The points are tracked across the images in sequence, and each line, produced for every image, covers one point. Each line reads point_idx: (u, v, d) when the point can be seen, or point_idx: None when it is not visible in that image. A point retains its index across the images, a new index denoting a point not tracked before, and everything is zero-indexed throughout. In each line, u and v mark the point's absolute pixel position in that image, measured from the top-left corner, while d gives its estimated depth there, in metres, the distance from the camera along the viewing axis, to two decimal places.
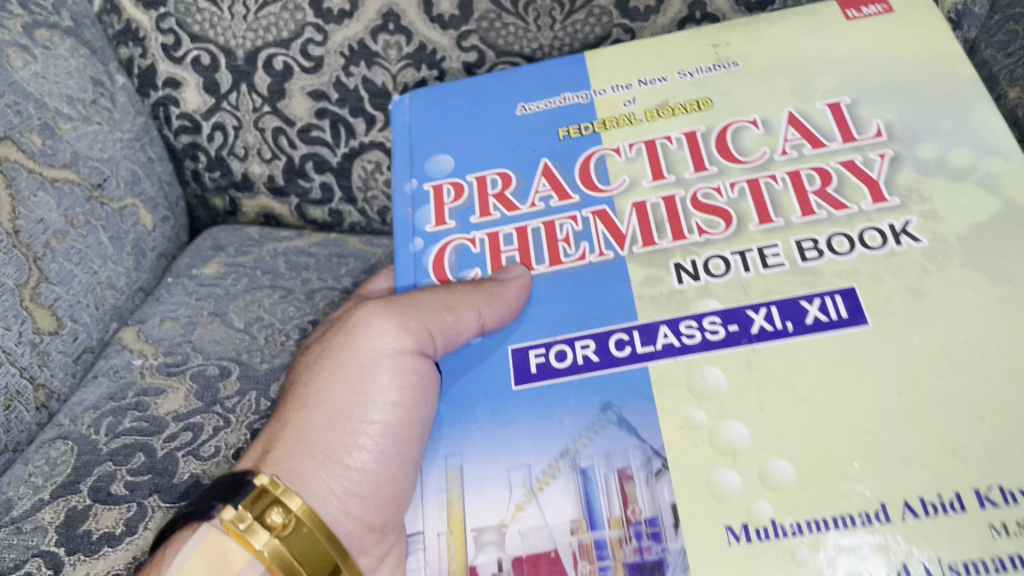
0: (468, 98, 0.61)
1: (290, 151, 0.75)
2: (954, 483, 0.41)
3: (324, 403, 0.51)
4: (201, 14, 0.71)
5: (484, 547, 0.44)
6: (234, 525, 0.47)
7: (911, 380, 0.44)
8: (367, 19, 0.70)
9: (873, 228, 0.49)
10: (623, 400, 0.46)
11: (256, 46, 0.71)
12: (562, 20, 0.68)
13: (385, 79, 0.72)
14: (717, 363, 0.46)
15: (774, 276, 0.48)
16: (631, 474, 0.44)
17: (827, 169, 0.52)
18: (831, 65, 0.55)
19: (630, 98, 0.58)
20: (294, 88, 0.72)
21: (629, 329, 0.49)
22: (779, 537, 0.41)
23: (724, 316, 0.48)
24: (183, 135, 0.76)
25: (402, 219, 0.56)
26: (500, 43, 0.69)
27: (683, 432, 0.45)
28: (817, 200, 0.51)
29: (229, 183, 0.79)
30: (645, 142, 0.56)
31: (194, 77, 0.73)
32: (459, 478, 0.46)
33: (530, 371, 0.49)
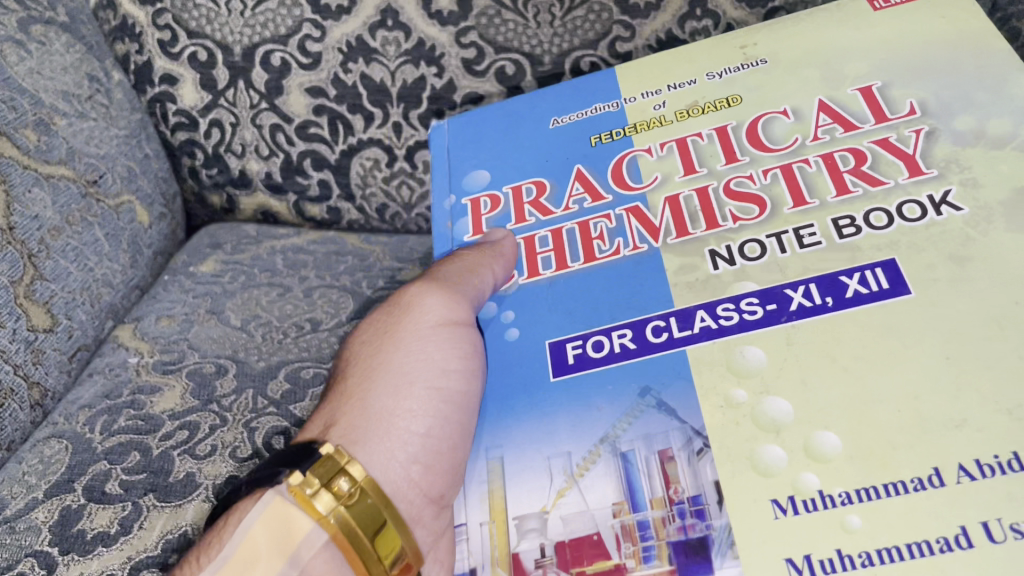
0: (504, 114, 0.62)
1: (288, 148, 0.75)
2: (1011, 444, 0.38)
3: (386, 373, 0.49)
4: (197, 10, 0.70)
5: (526, 534, 0.42)
6: (300, 490, 0.43)
7: (956, 347, 0.42)
8: (365, 15, 0.69)
9: (912, 201, 0.48)
10: (662, 382, 0.45)
11: (254, 43, 0.71)
12: (562, 17, 0.68)
13: (384, 75, 0.71)
14: (757, 342, 0.45)
15: (811, 254, 0.48)
16: (672, 454, 0.42)
17: (862, 149, 0.51)
18: (860, 53, 0.55)
19: (660, 102, 0.58)
20: (292, 84, 0.72)
21: (665, 316, 0.48)
22: (827, 507, 0.38)
23: (761, 296, 0.47)
24: (180, 132, 0.76)
25: (441, 232, 0.57)
26: (500, 40, 0.69)
27: (723, 410, 0.43)
28: (852, 179, 0.50)
29: (226, 180, 0.78)
30: (676, 140, 0.56)
31: (191, 73, 0.73)
32: (501, 470, 0.45)
33: (567, 362, 0.48)
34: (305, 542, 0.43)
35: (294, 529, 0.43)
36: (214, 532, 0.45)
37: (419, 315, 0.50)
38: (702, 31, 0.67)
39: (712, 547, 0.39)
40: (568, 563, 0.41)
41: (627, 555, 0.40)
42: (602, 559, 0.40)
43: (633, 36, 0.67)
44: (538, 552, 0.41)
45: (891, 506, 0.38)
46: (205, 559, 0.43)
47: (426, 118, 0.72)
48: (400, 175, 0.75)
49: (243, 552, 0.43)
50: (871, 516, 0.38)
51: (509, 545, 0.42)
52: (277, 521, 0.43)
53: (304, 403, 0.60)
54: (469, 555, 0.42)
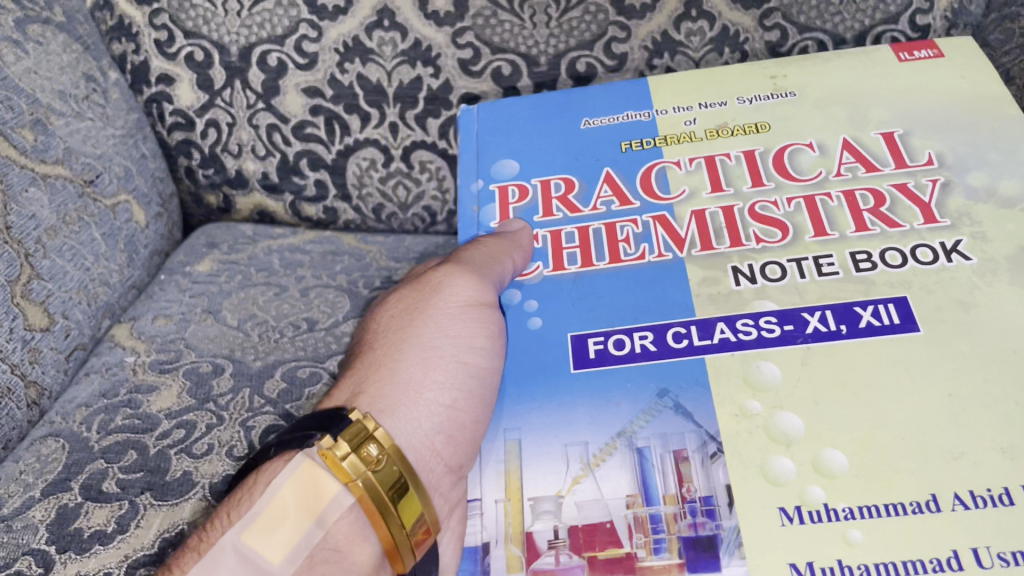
0: (535, 111, 0.63)
1: (284, 148, 0.75)
2: (1004, 480, 0.41)
3: (414, 348, 0.51)
4: (194, 10, 0.71)
5: (540, 515, 0.44)
6: (331, 453, 0.46)
7: (959, 386, 0.45)
8: (361, 15, 0.70)
9: (925, 245, 0.51)
10: (679, 385, 0.47)
11: (250, 43, 0.71)
12: (558, 18, 0.68)
13: (380, 75, 0.71)
14: (774, 359, 0.47)
15: (830, 283, 0.50)
16: (686, 455, 0.45)
17: (881, 190, 0.54)
18: (885, 100, 0.59)
19: (691, 118, 0.60)
20: (288, 85, 0.72)
21: (686, 323, 0.50)
22: (832, 520, 0.41)
23: (780, 316, 0.49)
24: (177, 131, 0.76)
25: (467, 215, 0.59)
26: (496, 41, 0.69)
27: (738, 419, 0.45)
28: (871, 218, 0.53)
29: (222, 180, 0.78)
30: (705, 158, 0.58)
31: (187, 73, 0.73)
32: (518, 451, 0.47)
33: (588, 357, 0.50)
34: (333, 503, 0.45)
35: (321, 488, 0.46)
36: (245, 489, 0.47)
37: (449, 295, 0.53)
38: (697, 32, 0.68)
39: (721, 546, 0.41)
40: (580, 546, 0.43)
41: (638, 544, 0.42)
42: (614, 547, 0.42)
43: (629, 37, 0.68)
44: (551, 533, 0.43)
45: (890, 525, 0.41)
46: (236, 515, 0.46)
47: (422, 118, 0.73)
48: (396, 175, 0.75)
49: (274, 509, 0.45)
50: (871, 533, 0.41)
51: (524, 523, 0.44)
52: (307, 482, 0.46)
53: (301, 402, 0.60)
54: (481, 530, 0.44)
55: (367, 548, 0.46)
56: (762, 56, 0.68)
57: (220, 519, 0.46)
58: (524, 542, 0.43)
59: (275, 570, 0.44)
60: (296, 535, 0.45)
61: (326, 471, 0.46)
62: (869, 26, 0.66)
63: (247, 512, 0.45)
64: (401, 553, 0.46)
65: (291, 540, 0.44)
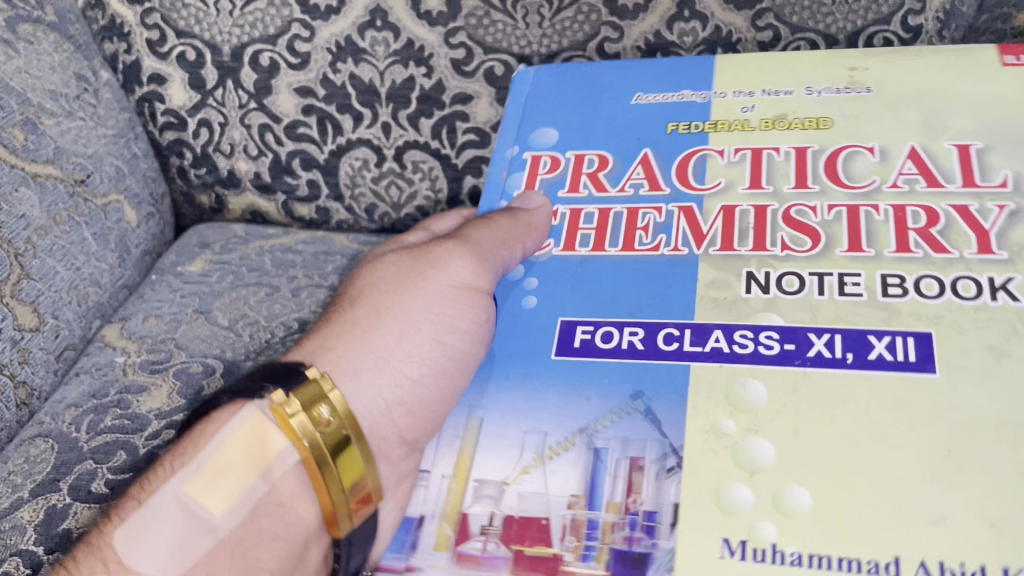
0: (592, 82, 0.62)
1: (276, 148, 0.75)
2: (983, 555, 0.37)
3: (394, 315, 0.52)
4: (186, 10, 0.70)
5: (480, 499, 0.43)
6: (280, 409, 0.46)
7: (961, 443, 0.40)
8: (354, 15, 0.69)
9: (969, 278, 0.46)
10: (655, 387, 0.44)
11: (243, 42, 0.71)
12: (550, 18, 0.68)
13: (373, 75, 0.71)
14: (762, 379, 0.44)
15: (848, 304, 0.46)
16: (642, 464, 0.42)
17: (936, 209, 0.50)
18: (968, 109, 0.54)
19: (749, 105, 0.57)
20: (281, 84, 0.72)
21: (681, 325, 0.47)
22: (776, 563, 0.38)
23: (782, 333, 0.45)
24: (169, 131, 0.76)
25: (494, 180, 0.59)
26: (489, 40, 0.69)
27: (706, 437, 0.42)
28: (916, 239, 0.48)
29: (214, 179, 0.78)
30: (751, 149, 0.55)
31: (179, 73, 0.73)
32: (477, 429, 0.46)
33: (573, 345, 0.48)
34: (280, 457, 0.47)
35: (269, 443, 0.47)
36: (192, 435, 0.48)
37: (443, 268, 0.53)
38: (690, 32, 0.68)
39: (650, 566, 0.39)
40: (511, 538, 0.41)
41: (569, 548, 0.40)
42: (543, 545, 0.40)
43: (622, 37, 0.68)
44: (486, 518, 0.42)
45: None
46: (180, 462, 0.46)
47: (415, 118, 0.73)
48: (389, 175, 0.75)
49: (218, 460, 0.46)
50: None
51: (462, 504, 0.43)
52: (254, 433, 0.47)
53: None
54: (423, 502, 0.43)
55: (309, 508, 0.47)
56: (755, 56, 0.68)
57: (163, 465, 0.47)
58: (456, 527, 0.42)
59: (216, 522, 0.45)
60: (240, 489, 0.46)
61: (275, 427, 0.47)
62: (861, 26, 0.66)
63: (192, 462, 0.46)
64: (339, 520, 0.46)
65: (234, 493, 0.46)
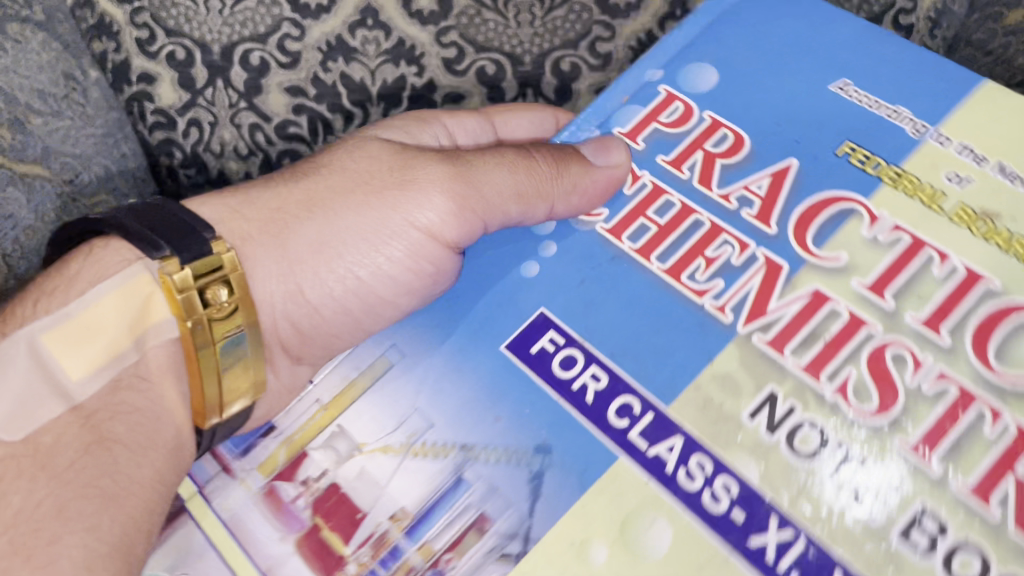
0: (802, 53, 0.60)
1: (267, 147, 0.74)
2: None
3: (327, 225, 0.60)
4: (175, 9, 0.71)
5: (331, 446, 0.53)
6: (171, 283, 0.52)
7: None
8: (344, 14, 0.71)
9: (978, 557, 0.44)
10: (561, 455, 0.50)
11: (233, 41, 0.71)
12: (542, 16, 0.70)
13: (363, 75, 0.72)
14: (675, 527, 0.47)
15: (834, 498, 0.47)
16: (485, 522, 0.49)
17: (1004, 416, 0.47)
18: None
19: (962, 164, 0.54)
20: (271, 84, 0.72)
21: (646, 406, 0.50)
22: None
23: (742, 501, 0.47)
24: (158, 131, 0.73)
25: (614, 99, 0.62)
26: (480, 39, 0.71)
27: (575, 551, 0.47)
28: (948, 444, 0.47)
29: (204, 180, 0.76)
30: (909, 232, 0.53)
31: (168, 72, 0.72)
32: (379, 371, 0.55)
33: (530, 348, 0.54)
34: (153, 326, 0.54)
35: (147, 307, 0.53)
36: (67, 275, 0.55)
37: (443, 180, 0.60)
38: None
39: None
40: (321, 509, 0.51)
41: (365, 553, 0.49)
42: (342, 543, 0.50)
43: (613, 36, 0.70)
44: (322, 471, 0.52)
45: None
46: (54, 308, 0.52)
47: None
48: None
49: (96, 310, 0.52)
50: None
51: (312, 442, 0.54)
52: (136, 295, 0.53)
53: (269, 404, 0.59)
54: (284, 417, 0.55)
55: (174, 386, 0.55)
56: None
57: (21, 313, 0.52)
58: (292, 460, 0.53)
59: (70, 387, 0.50)
60: (106, 351, 0.52)
61: (157, 294, 0.54)
62: None
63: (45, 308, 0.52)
64: (206, 413, 0.55)
65: (95, 355, 0.52)
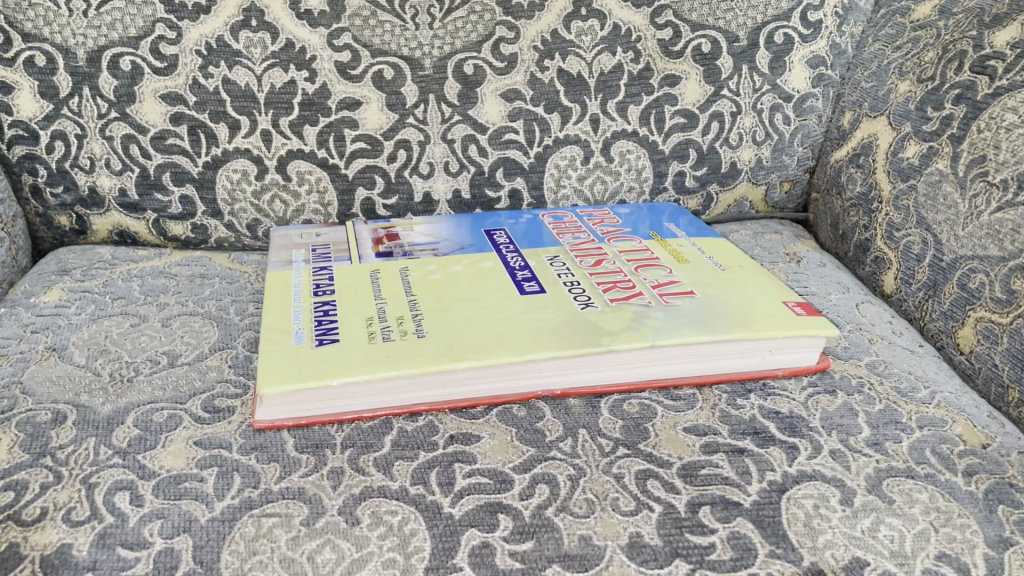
0: None
1: (143, 161, 0.67)
2: (361, 329, 0.50)
3: None
4: (33, 10, 0.61)
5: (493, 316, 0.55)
6: None
7: (469, 325, 0.50)
8: (226, 14, 0.63)
9: (596, 300, 0.55)
10: (449, 246, 0.64)
11: (100, 45, 0.63)
12: (441, 18, 0.66)
13: (249, 80, 0.65)
14: (526, 298, 0.55)
15: (534, 316, 0.52)
16: (501, 237, 0.66)
17: (646, 356, 0.49)
18: (522, 316, 0.52)
19: (585, 301, 0.54)
20: (145, 91, 0.65)
21: (537, 281, 0.58)
22: (343, 335, 0.49)
23: (624, 370, 0.50)
24: (17, 146, 0.65)
25: None
26: (376, 42, 0.66)
27: (405, 335, 0.49)
28: (655, 297, 0.55)
29: (74, 200, 0.68)
30: (593, 280, 0.58)
31: (28, 81, 0.63)
32: (360, 245, 0.64)
33: (499, 244, 0.65)
34: None
35: None
36: None
37: None
38: (588, 31, 0.68)
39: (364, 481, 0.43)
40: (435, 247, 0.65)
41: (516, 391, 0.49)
42: None
43: (517, 37, 0.67)
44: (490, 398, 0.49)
45: (346, 351, 0.47)
46: None
47: (298, 126, 0.67)
48: (272, 188, 0.70)
49: None
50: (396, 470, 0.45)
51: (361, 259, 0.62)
52: None
53: (157, 452, 0.45)
54: None
55: None
56: (655, 54, 0.69)
57: None
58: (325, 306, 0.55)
59: None
60: None
61: None
62: (762, 22, 0.70)
63: None
64: None
65: None
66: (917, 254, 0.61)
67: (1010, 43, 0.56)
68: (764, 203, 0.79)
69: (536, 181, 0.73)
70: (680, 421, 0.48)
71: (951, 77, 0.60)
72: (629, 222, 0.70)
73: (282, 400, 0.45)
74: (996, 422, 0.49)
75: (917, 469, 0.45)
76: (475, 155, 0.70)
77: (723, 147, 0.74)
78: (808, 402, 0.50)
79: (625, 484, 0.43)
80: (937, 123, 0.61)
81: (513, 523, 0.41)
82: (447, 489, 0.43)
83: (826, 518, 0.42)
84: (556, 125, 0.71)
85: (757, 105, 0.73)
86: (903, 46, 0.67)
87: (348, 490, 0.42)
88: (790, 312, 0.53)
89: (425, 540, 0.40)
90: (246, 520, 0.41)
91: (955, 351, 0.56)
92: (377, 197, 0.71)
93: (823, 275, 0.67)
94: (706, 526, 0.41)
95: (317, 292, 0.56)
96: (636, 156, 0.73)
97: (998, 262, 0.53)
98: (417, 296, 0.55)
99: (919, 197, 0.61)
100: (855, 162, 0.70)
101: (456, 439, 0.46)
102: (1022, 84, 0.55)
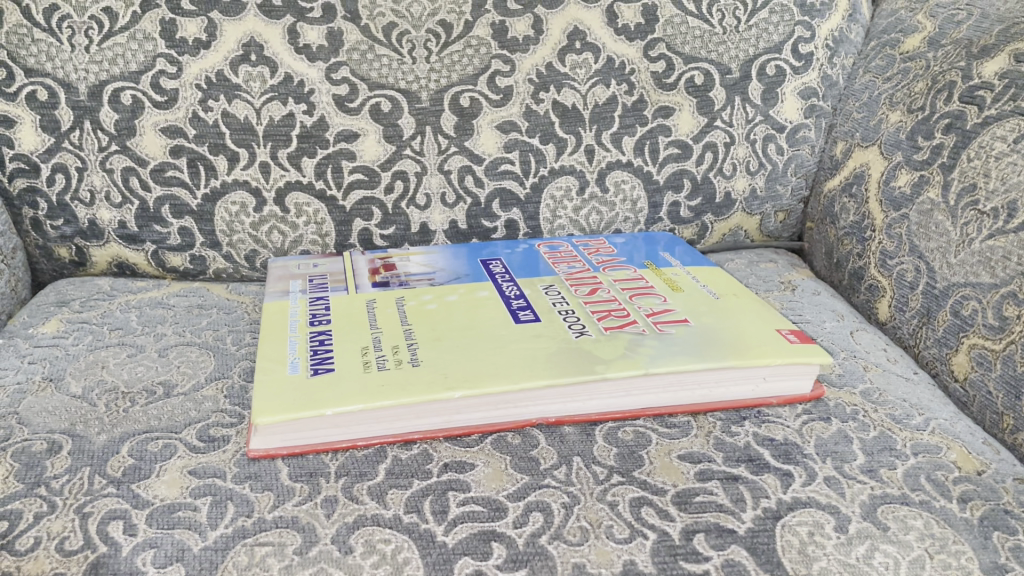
0: None
1: (142, 193, 0.68)
2: (354, 360, 0.50)
3: None
4: (36, 45, 0.62)
5: None
6: None
7: (463, 354, 0.51)
8: (226, 49, 0.64)
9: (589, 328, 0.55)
10: (445, 276, 0.65)
11: (101, 80, 0.64)
12: (438, 52, 0.67)
13: (248, 113, 0.66)
14: (519, 325, 0.56)
15: (527, 343, 0.52)
16: (496, 268, 0.67)
17: (641, 384, 0.50)
18: (515, 344, 0.52)
19: (579, 330, 0.54)
20: (145, 124, 0.65)
21: (531, 311, 0.58)
22: (337, 365, 0.49)
23: (619, 399, 0.50)
24: (19, 178, 0.66)
25: None
26: (373, 75, 0.67)
27: (399, 364, 0.49)
28: (650, 325, 0.56)
29: (73, 232, 0.69)
30: (588, 309, 0.59)
31: (29, 114, 0.64)
32: (354, 276, 0.64)
33: (495, 273, 0.65)
34: None
35: None
36: None
37: None
38: (583, 64, 0.69)
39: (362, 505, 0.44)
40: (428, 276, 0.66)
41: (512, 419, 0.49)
42: None
43: (513, 70, 0.68)
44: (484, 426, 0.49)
45: (340, 380, 0.47)
46: None
47: (296, 157, 0.68)
48: (270, 219, 0.70)
49: None
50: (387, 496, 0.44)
51: (355, 289, 0.62)
52: None
53: (151, 482, 0.45)
54: None
55: None
56: (648, 86, 0.70)
57: None
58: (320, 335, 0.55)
59: None
60: None
61: None
62: (754, 54, 0.71)
63: None
64: None
65: None
66: (910, 282, 0.61)
67: (998, 74, 0.57)
68: (759, 232, 0.80)
69: (532, 211, 0.73)
70: (674, 449, 0.48)
71: (941, 107, 0.61)
72: (625, 251, 0.70)
73: (276, 429, 0.45)
74: (991, 449, 0.49)
75: (911, 496, 0.45)
76: (471, 185, 0.71)
77: (718, 177, 0.75)
78: (803, 429, 0.50)
79: (619, 512, 0.43)
80: (928, 152, 0.61)
81: (507, 551, 0.41)
82: (441, 517, 0.43)
83: (821, 545, 0.42)
84: (552, 156, 0.71)
85: (750, 137, 0.74)
86: (893, 77, 0.68)
87: (341, 519, 0.42)
88: (783, 339, 0.53)
89: (418, 569, 0.40)
90: (239, 549, 0.40)
91: (950, 379, 0.56)
92: (374, 228, 0.72)
93: (816, 303, 0.68)
94: (701, 554, 0.41)
95: (313, 321, 0.56)
96: (631, 186, 0.74)
97: (990, 289, 0.53)
98: (412, 325, 0.56)
99: (911, 225, 0.62)
100: (848, 191, 0.70)
101: (450, 467, 0.46)
102: (1010, 113, 0.55)
